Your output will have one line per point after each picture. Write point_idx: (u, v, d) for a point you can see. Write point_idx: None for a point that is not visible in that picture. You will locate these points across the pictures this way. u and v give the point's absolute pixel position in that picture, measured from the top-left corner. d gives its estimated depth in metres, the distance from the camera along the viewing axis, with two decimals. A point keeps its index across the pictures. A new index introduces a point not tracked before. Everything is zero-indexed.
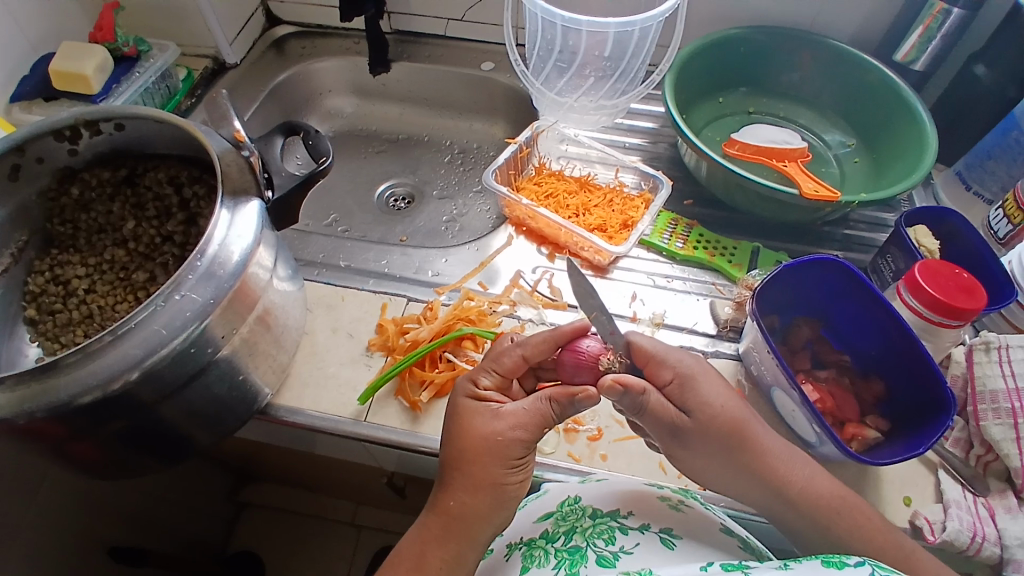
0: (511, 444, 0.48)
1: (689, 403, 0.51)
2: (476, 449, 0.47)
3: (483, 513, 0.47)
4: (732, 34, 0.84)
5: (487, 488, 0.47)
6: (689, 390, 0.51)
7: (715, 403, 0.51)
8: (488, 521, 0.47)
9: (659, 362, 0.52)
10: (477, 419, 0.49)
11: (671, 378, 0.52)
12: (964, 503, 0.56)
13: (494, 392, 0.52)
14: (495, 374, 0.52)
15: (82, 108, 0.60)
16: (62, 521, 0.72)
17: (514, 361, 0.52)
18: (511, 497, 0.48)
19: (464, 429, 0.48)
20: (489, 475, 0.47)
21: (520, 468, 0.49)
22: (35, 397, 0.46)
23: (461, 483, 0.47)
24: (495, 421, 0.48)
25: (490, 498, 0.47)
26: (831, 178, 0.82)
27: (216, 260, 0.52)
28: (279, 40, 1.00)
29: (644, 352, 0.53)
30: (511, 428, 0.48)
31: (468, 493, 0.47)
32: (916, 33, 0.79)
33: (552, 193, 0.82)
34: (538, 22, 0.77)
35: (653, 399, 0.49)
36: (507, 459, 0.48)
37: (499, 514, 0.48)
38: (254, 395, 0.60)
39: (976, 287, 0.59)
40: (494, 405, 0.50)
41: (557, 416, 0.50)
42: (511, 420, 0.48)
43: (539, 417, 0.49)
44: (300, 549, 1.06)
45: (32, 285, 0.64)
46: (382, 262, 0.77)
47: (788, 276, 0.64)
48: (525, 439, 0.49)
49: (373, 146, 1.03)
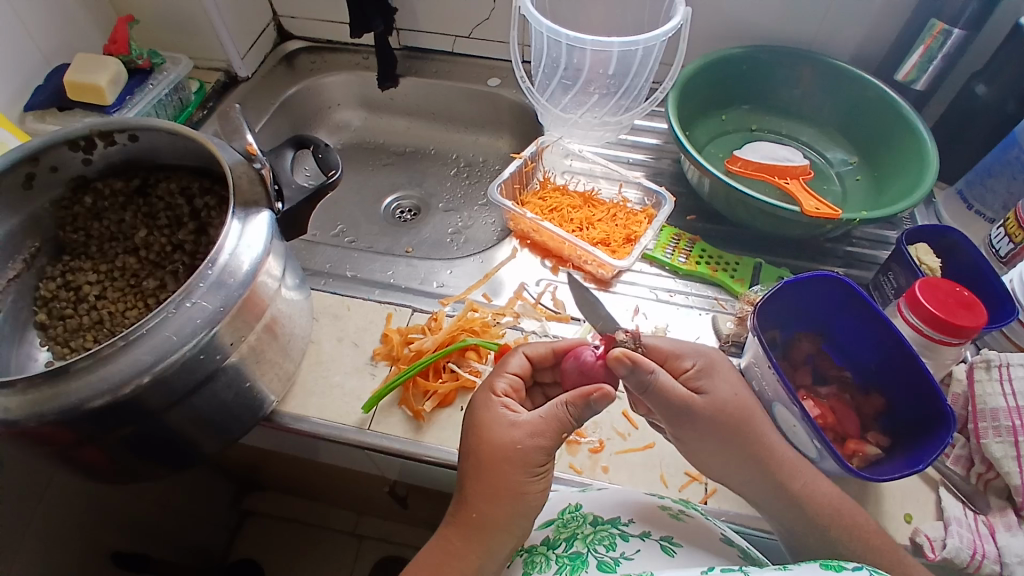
0: (532, 451, 0.49)
1: (704, 386, 0.53)
2: (494, 458, 0.48)
3: (503, 523, 0.47)
4: (734, 52, 0.86)
5: (509, 496, 0.47)
6: (706, 377, 0.54)
7: (729, 393, 0.53)
8: (509, 531, 0.47)
9: (677, 355, 0.55)
10: (495, 429, 0.49)
11: (690, 367, 0.55)
12: (964, 520, 0.56)
13: (509, 397, 0.53)
14: (508, 377, 0.55)
15: (97, 120, 0.61)
16: (65, 526, 0.72)
17: (521, 365, 0.56)
18: (533, 505, 0.48)
19: (483, 438, 0.49)
20: (510, 484, 0.47)
21: (542, 476, 0.49)
22: (46, 401, 0.47)
23: (482, 493, 0.47)
24: (513, 430, 0.49)
25: (511, 507, 0.47)
26: (833, 196, 0.83)
27: (226, 269, 0.52)
28: (290, 55, 1.02)
29: (660, 350, 0.56)
30: (530, 436, 0.49)
31: (489, 503, 0.47)
32: (917, 53, 0.80)
33: (556, 207, 0.83)
34: (544, 41, 0.78)
35: (659, 380, 0.50)
36: (528, 467, 0.48)
37: (519, 524, 0.48)
38: (259, 402, 0.61)
39: (976, 303, 0.59)
40: (509, 410, 0.51)
41: (574, 421, 0.50)
42: (530, 427, 0.49)
43: (557, 422, 0.49)
44: (300, 559, 1.06)
45: (42, 290, 0.65)
46: (388, 273, 0.78)
47: (789, 290, 0.65)
48: (545, 446, 0.49)
49: (380, 159, 1.04)
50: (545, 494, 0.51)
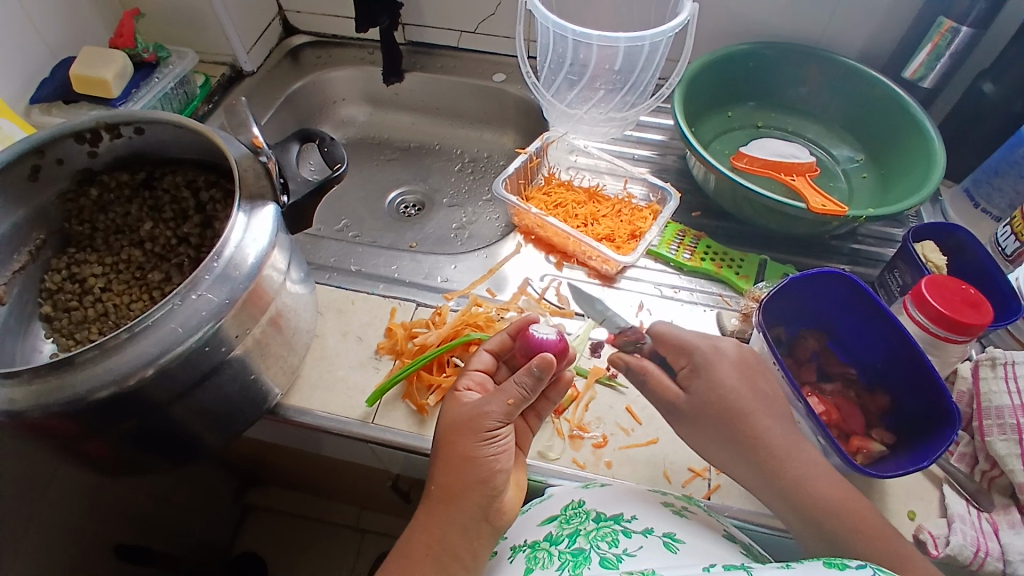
0: (479, 418, 0.50)
1: (694, 387, 0.54)
2: (448, 432, 0.50)
3: (458, 489, 0.48)
4: (740, 49, 0.85)
5: (460, 463, 0.48)
6: (698, 377, 0.55)
7: (721, 392, 0.53)
8: (466, 497, 0.48)
9: (678, 351, 0.56)
10: (452, 408, 0.52)
11: (686, 365, 0.56)
12: (968, 517, 0.56)
13: (474, 390, 0.54)
14: (473, 376, 0.56)
15: (103, 112, 0.61)
16: (69, 517, 0.73)
17: (484, 361, 0.57)
18: (492, 471, 0.49)
19: (442, 417, 0.52)
20: (459, 452, 0.49)
21: (497, 442, 0.50)
22: (51, 391, 0.47)
23: (438, 465, 0.50)
24: (464, 404, 0.51)
25: (463, 473, 0.48)
26: (839, 193, 0.83)
27: (231, 262, 0.53)
28: (295, 50, 1.02)
29: (665, 338, 0.57)
30: (477, 406, 0.51)
31: (443, 473, 0.49)
32: (925, 51, 0.80)
33: (561, 203, 0.83)
34: (550, 36, 0.78)
35: (652, 378, 0.56)
36: (477, 433, 0.49)
37: (479, 491, 0.48)
38: (264, 395, 0.61)
39: (983, 302, 0.59)
40: (468, 397, 0.53)
41: (527, 392, 0.50)
42: (478, 399, 0.51)
43: (503, 390, 0.50)
44: (303, 553, 1.07)
45: (48, 283, 0.65)
46: (392, 267, 0.78)
47: (795, 287, 0.64)
48: (494, 412, 0.50)
49: (384, 154, 1.04)
50: (511, 460, 0.51)
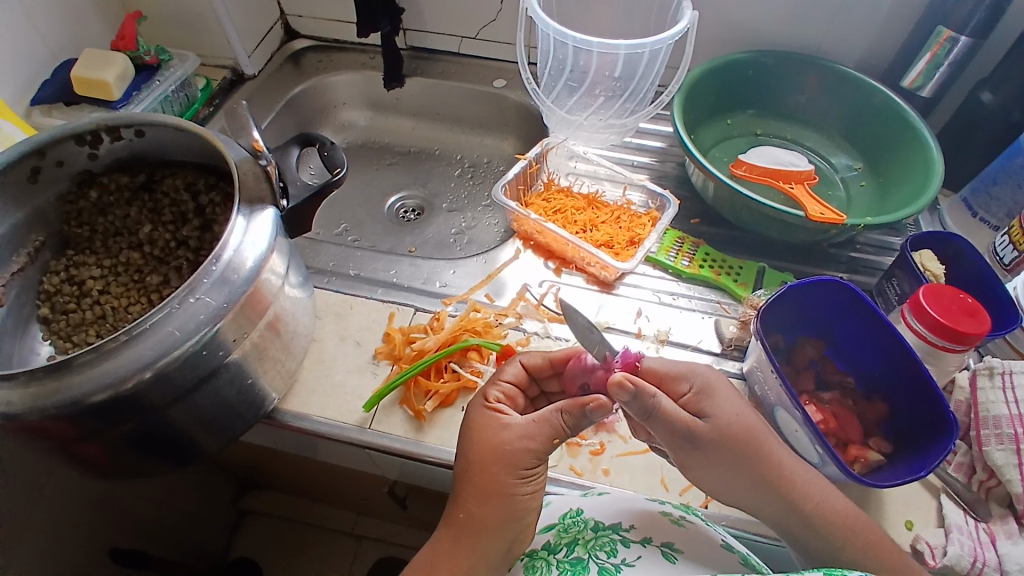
0: (521, 453, 0.49)
1: (706, 411, 0.52)
2: (485, 460, 0.49)
3: (492, 525, 0.47)
4: (740, 57, 0.86)
5: (497, 498, 0.48)
6: (706, 399, 0.52)
7: (732, 412, 0.52)
8: (499, 533, 0.47)
9: (673, 379, 0.53)
10: (488, 431, 0.50)
11: (689, 390, 0.53)
12: (966, 527, 0.56)
13: (504, 404, 0.54)
14: (503, 386, 0.55)
15: (104, 114, 0.61)
16: (66, 520, 0.73)
17: (516, 374, 0.56)
18: (524, 507, 0.49)
19: (477, 440, 0.50)
20: (498, 486, 0.48)
21: (532, 479, 0.49)
22: (49, 394, 0.47)
23: (471, 493, 0.48)
24: (504, 432, 0.50)
25: (499, 509, 0.47)
26: (837, 201, 0.83)
27: (230, 265, 0.53)
28: (296, 54, 1.02)
29: (657, 372, 0.54)
30: (520, 438, 0.49)
31: (477, 503, 0.48)
32: (924, 60, 0.80)
33: (560, 209, 0.83)
34: (551, 43, 0.78)
35: (664, 403, 0.49)
36: (516, 468, 0.49)
37: (511, 527, 0.48)
38: (261, 399, 0.61)
39: (980, 311, 0.59)
40: (505, 414, 0.52)
41: (569, 429, 0.50)
42: (521, 431, 0.50)
43: (550, 428, 0.50)
44: (299, 558, 1.06)
45: (46, 284, 0.65)
46: (391, 272, 0.78)
47: (792, 295, 0.65)
48: (535, 449, 0.49)
49: (384, 158, 1.04)
50: (540, 498, 0.51)
